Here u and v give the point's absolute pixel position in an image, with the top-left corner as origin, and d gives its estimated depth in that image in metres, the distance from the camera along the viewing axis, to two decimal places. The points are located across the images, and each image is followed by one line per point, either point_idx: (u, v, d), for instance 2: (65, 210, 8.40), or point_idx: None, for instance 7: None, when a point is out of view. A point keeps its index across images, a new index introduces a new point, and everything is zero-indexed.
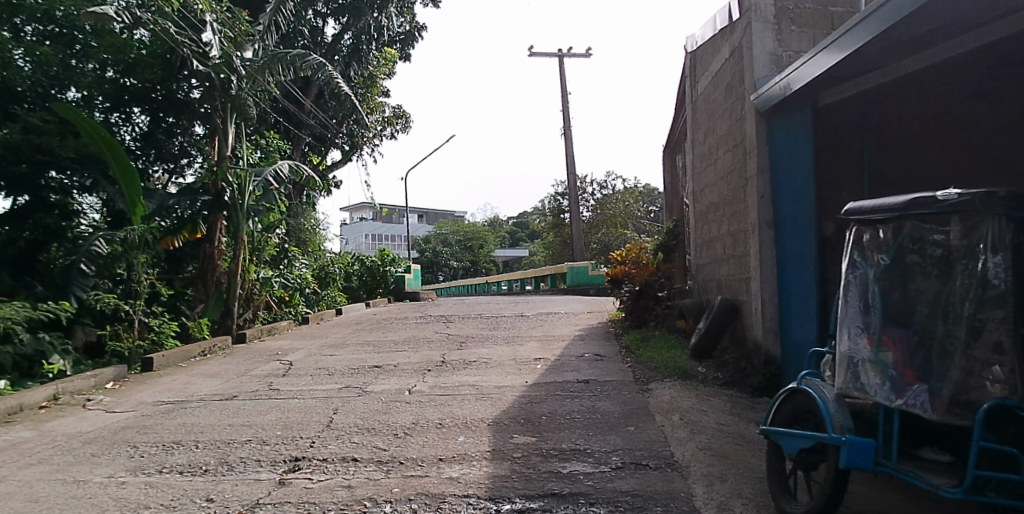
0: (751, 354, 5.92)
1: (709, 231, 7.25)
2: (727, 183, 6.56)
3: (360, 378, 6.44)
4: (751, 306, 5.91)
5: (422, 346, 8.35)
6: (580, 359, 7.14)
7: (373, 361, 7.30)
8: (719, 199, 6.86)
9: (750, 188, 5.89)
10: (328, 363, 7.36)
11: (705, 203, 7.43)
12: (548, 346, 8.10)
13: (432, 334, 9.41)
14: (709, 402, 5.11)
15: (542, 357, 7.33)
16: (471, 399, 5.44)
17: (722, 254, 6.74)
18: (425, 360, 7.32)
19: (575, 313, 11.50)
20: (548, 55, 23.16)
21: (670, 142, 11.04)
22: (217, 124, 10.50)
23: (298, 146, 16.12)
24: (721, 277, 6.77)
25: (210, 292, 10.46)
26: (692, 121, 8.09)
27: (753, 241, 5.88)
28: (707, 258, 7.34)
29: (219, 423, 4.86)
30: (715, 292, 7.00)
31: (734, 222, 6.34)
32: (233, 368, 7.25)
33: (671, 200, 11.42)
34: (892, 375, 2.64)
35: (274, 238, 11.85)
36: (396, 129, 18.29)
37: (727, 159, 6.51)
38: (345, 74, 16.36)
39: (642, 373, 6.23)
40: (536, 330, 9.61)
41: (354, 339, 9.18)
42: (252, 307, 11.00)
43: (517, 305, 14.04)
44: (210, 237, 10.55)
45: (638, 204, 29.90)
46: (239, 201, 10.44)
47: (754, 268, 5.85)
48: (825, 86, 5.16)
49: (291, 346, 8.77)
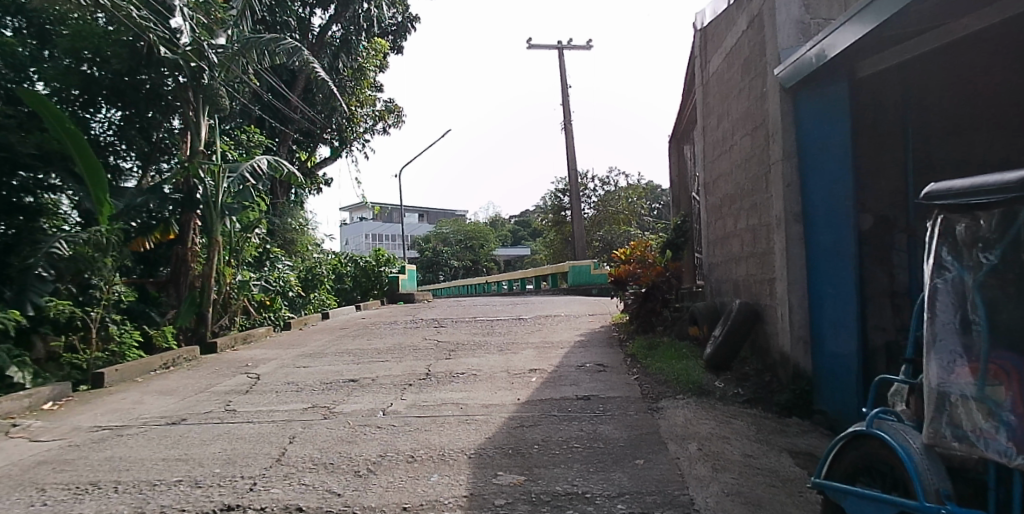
0: (775, 366, 5.17)
1: (723, 227, 6.50)
2: (745, 171, 5.80)
3: (331, 395, 5.70)
4: (775, 311, 5.15)
5: (406, 355, 7.60)
6: (579, 370, 6.39)
7: (349, 375, 6.55)
8: (734, 192, 6.10)
9: (772, 175, 5.13)
10: (300, 376, 6.62)
11: (719, 196, 6.67)
12: (544, 354, 7.34)
13: (419, 341, 8.66)
14: (731, 427, 4.36)
15: (538, 368, 6.58)
16: (452, 422, 4.68)
17: (739, 252, 5.98)
18: (407, 373, 6.57)
19: (576, 316, 10.73)
20: (547, 46, 22.34)
21: (677, 132, 10.27)
22: (190, 119, 9.74)
23: (284, 142, 15.35)
24: (738, 279, 6.01)
25: (183, 296, 9.70)
26: (701, 106, 7.34)
27: (777, 236, 5.10)
28: (721, 256, 6.59)
29: (151, 458, 4.11)
30: (731, 294, 6.24)
31: (753, 215, 5.58)
32: (193, 384, 6.52)
33: (678, 194, 10.66)
34: (1008, 422, 1.85)
35: (255, 239, 11.09)
36: (388, 124, 17.47)
37: (745, 146, 5.75)
38: (331, 65, 15.39)
39: (650, 387, 5.48)
40: (532, 335, 8.87)
41: (334, 347, 8.44)
42: (229, 313, 10.24)
43: (515, 307, 13.28)
44: (182, 237, 9.89)
45: (641, 201, 29.10)
46: (212, 196, 9.67)
47: (778, 267, 5.09)
48: (865, 56, 4.41)
49: (265, 356, 8.04)
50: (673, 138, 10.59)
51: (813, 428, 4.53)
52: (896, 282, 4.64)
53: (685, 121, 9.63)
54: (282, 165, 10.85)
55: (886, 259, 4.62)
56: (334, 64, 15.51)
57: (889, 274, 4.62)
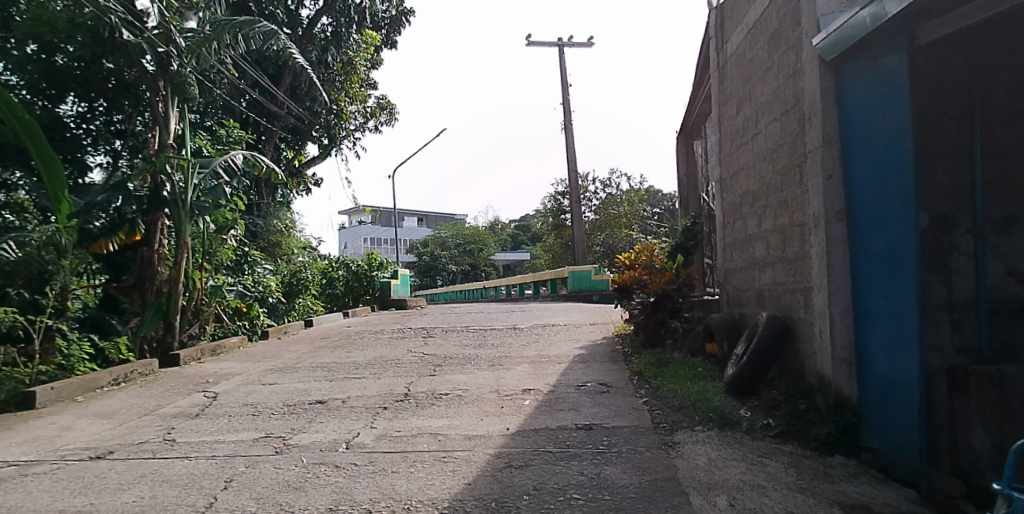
0: (811, 392, 4.36)
1: (744, 229, 5.73)
2: (772, 162, 5.03)
3: (290, 422, 4.88)
4: (812, 327, 4.35)
5: (386, 371, 6.79)
6: (580, 391, 5.59)
7: (316, 395, 5.73)
8: (758, 187, 5.33)
9: (809, 164, 4.36)
10: (262, 397, 5.79)
11: (738, 193, 5.90)
12: (540, 371, 6.51)
13: (403, 353, 7.84)
14: (766, 472, 3.55)
15: (532, 387, 5.77)
16: (425, 461, 3.87)
17: (764, 256, 5.19)
18: (383, 393, 5.75)
19: (576, 325, 9.91)
20: (546, 43, 21.61)
21: (685, 127, 9.51)
22: (158, 111, 8.93)
23: (270, 140, 14.59)
24: (763, 288, 5.23)
25: (147, 303, 8.83)
26: (716, 93, 6.59)
27: (814, 237, 4.33)
28: (741, 262, 5.82)
29: (47, 509, 3.31)
30: (754, 304, 5.46)
31: (782, 213, 4.81)
32: (139, 405, 5.71)
33: (687, 194, 9.89)
34: None
35: (231, 241, 10.31)
36: (379, 121, 16.68)
37: (772, 133, 4.99)
38: (320, 58, 14.55)
39: (663, 415, 4.68)
40: (528, 348, 8.05)
41: (309, 361, 7.63)
42: (199, 322, 9.42)
43: (510, 315, 12.50)
44: (148, 238, 9.06)
45: (643, 206, 28.32)
46: (180, 194, 8.88)
47: (815, 275, 4.30)
48: (927, 17, 3.60)
49: (231, 370, 7.23)
50: (681, 133, 9.82)
51: (864, 471, 3.73)
52: (954, 293, 3.71)
53: (695, 114, 8.86)
54: (259, 162, 10.09)
55: (943, 263, 3.71)
56: (323, 58, 14.68)
57: (945, 283, 3.70)
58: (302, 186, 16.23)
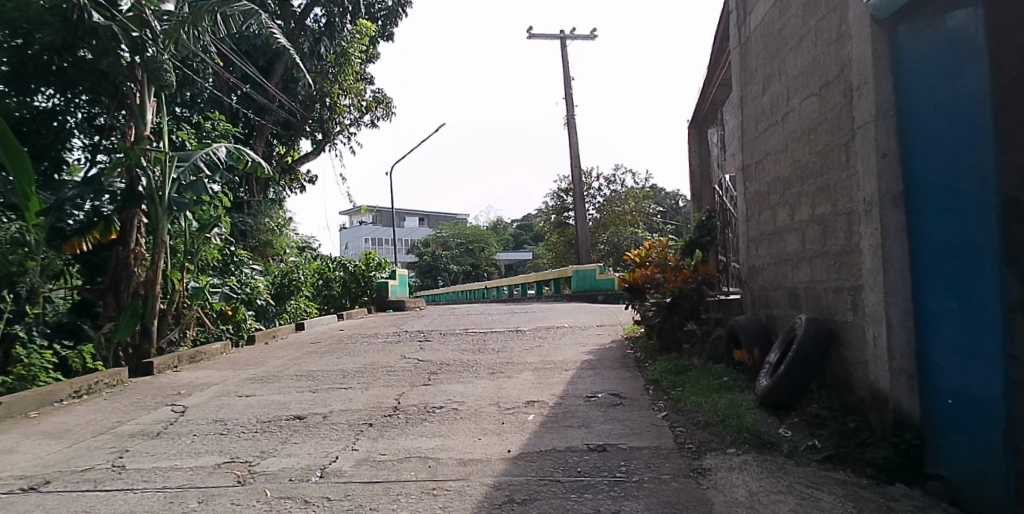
0: (862, 408, 3.75)
1: (772, 220, 5.12)
2: (809, 144, 4.40)
3: (260, 444, 4.27)
4: (862, 333, 3.73)
5: (376, 380, 6.18)
6: (590, 403, 4.97)
7: (295, 409, 5.12)
8: (790, 172, 4.73)
9: (857, 142, 3.75)
10: (233, 412, 5.18)
11: (764, 180, 5.31)
12: (545, 380, 5.90)
13: (396, 360, 7.23)
14: (821, 508, 2.93)
15: (536, 400, 5.15)
16: (411, 495, 3.26)
17: (799, 251, 4.58)
18: (369, 405, 5.14)
19: (583, 328, 9.28)
20: (549, 36, 20.99)
21: (697, 116, 8.91)
22: (133, 102, 8.38)
23: (261, 135, 14.06)
24: (797, 286, 4.62)
25: (123, 306, 8.19)
26: (737, 72, 6.01)
27: (867, 228, 3.69)
28: (768, 258, 5.22)
29: None
30: (787, 304, 4.83)
31: (823, 201, 4.21)
32: (98, 421, 5.11)
33: (700, 188, 9.31)
34: None
35: (216, 240, 9.75)
36: (375, 116, 16.01)
37: (809, 110, 4.40)
38: (312, 50, 13.84)
39: (687, 434, 4.06)
40: (531, 353, 7.43)
41: (293, 368, 7.03)
42: (178, 326, 8.81)
43: (512, 316, 11.88)
44: (124, 237, 8.41)
45: (647, 203, 27.70)
46: (157, 189, 8.32)
47: (866, 271, 3.69)
48: None
49: (207, 379, 6.62)
50: (693, 122, 9.21)
51: (934, 504, 3.11)
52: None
53: (708, 101, 8.26)
54: (244, 155, 9.50)
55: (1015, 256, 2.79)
56: (315, 49, 14.01)
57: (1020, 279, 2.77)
58: (295, 183, 15.81)
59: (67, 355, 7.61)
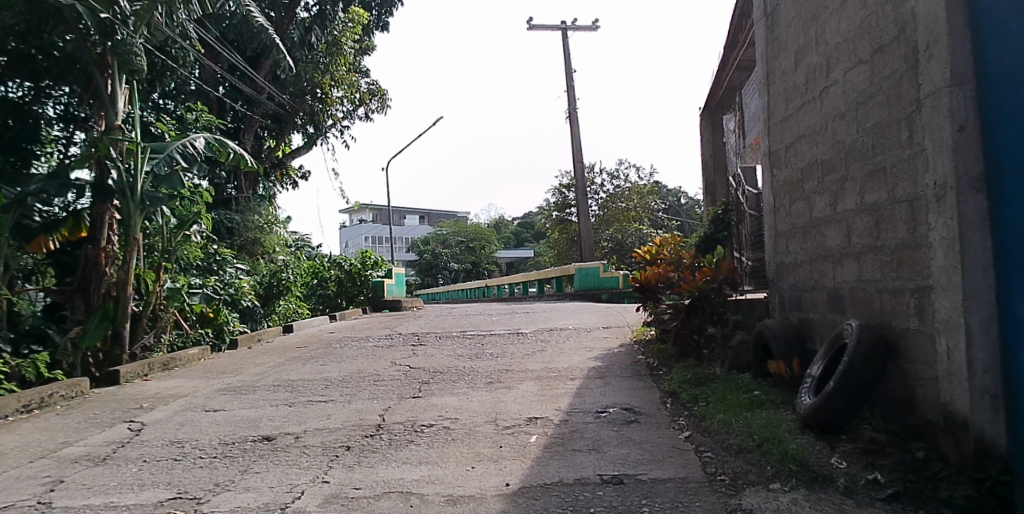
0: (931, 434, 3.11)
1: (808, 210, 4.50)
2: (858, 120, 3.76)
3: (216, 473, 3.65)
4: (930, 343, 3.10)
5: (361, 391, 5.56)
6: (601, 421, 4.35)
7: (264, 429, 4.50)
8: (832, 155, 4.11)
9: (923, 113, 3.12)
10: (195, 432, 4.56)
11: (797, 166, 4.69)
12: (549, 392, 5.28)
13: (385, 368, 6.60)
14: None
15: (540, 416, 4.53)
16: None
17: (843, 246, 3.96)
18: (349, 424, 4.51)
19: (588, 330, 8.65)
20: (550, 27, 20.32)
21: (710, 103, 8.26)
22: (103, 91, 7.70)
23: (250, 127, 13.44)
24: (841, 286, 4.00)
25: (91, 309, 7.57)
26: (763, 46, 5.38)
27: (935, 217, 3.05)
28: (802, 253, 4.60)
29: None
30: (828, 307, 4.20)
31: (876, 187, 3.57)
32: (39, 443, 4.49)
33: (713, 179, 8.72)
34: None
35: (196, 237, 9.16)
36: (369, 109, 15.35)
37: (857, 82, 3.77)
38: (303, 39, 13.27)
39: (719, 463, 3.43)
40: (533, 359, 6.79)
41: (273, 377, 6.41)
42: (154, 329, 8.17)
43: (513, 317, 11.25)
44: (94, 235, 7.83)
45: (652, 199, 27.02)
46: (129, 183, 7.67)
47: (935, 268, 3.05)
48: None
49: (175, 391, 6.00)
50: (706, 109, 8.56)
51: None
52: None
53: (724, 86, 7.62)
54: (225, 147, 8.85)
55: None
56: (306, 39, 13.42)
57: None
58: (287, 179, 15.18)
59: (21, 365, 6.86)
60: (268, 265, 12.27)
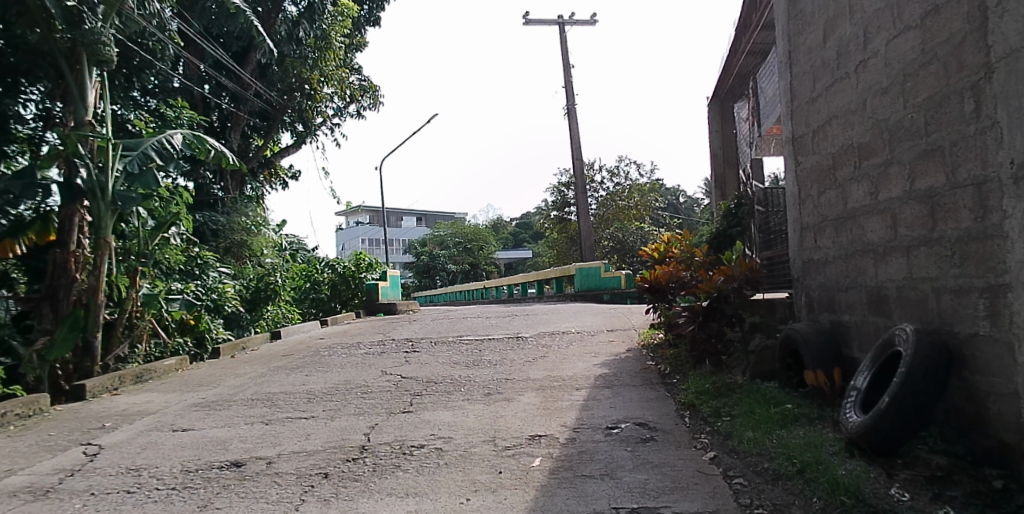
0: (1012, 460, 2.60)
1: (843, 200, 4.02)
2: (907, 93, 3.26)
3: (170, 511, 3.15)
4: (1005, 353, 2.59)
5: (346, 405, 5.06)
6: (613, 440, 3.85)
7: (234, 453, 3.99)
8: (872, 136, 3.62)
9: (994, 80, 2.60)
10: (157, 457, 4.05)
11: (828, 151, 4.21)
12: (553, 404, 4.78)
13: (375, 378, 6.09)
14: None
15: (545, 434, 4.03)
16: None
17: (888, 238, 3.48)
18: (328, 445, 4.01)
19: (593, 333, 8.14)
20: (546, 22, 19.81)
21: (719, 91, 7.80)
22: (71, 84, 7.17)
23: (236, 126, 12.95)
24: (886, 284, 3.52)
25: (60, 317, 7.01)
26: (784, 21, 4.90)
27: (1011, 203, 2.53)
28: (835, 248, 4.12)
29: None
30: (869, 308, 3.70)
31: (931, 169, 3.08)
32: None
33: (722, 173, 8.28)
34: None
35: (176, 240, 8.67)
36: (361, 106, 14.85)
37: (903, 50, 3.27)
38: (289, 33, 12.57)
39: (754, 493, 2.93)
40: (535, 366, 6.29)
41: (252, 390, 5.89)
42: (129, 339, 7.64)
43: (512, 320, 10.74)
44: (63, 238, 7.26)
45: (653, 196, 26.51)
46: (99, 182, 7.16)
47: (1012, 264, 2.54)
48: None
49: (144, 407, 5.48)
50: (715, 98, 8.10)
51: None
52: None
53: (734, 73, 7.17)
54: (204, 144, 8.35)
55: None
56: (293, 33, 12.67)
57: None
58: (276, 178, 14.87)
59: None
60: (257, 268, 11.77)
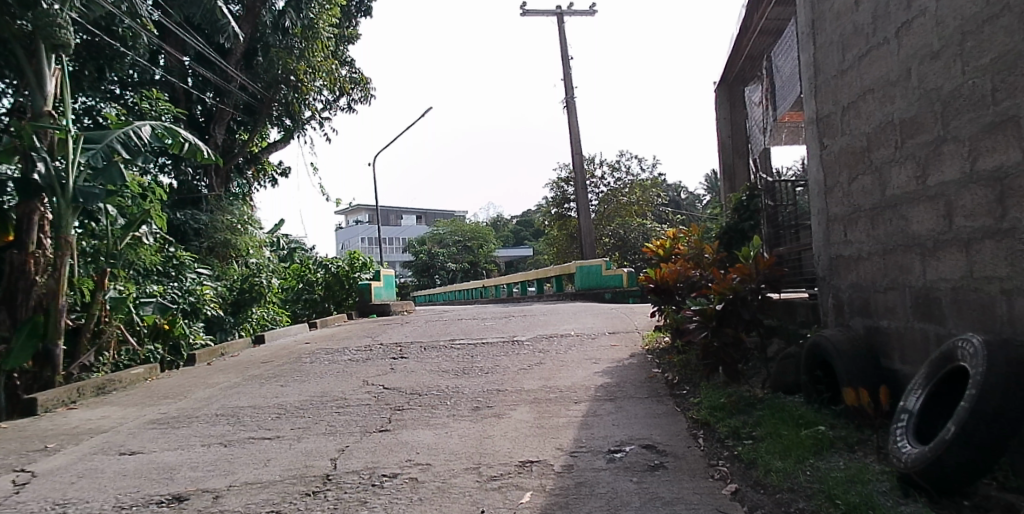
0: None
1: (880, 187, 3.47)
2: (967, 54, 2.71)
3: None
4: None
5: (318, 422, 4.52)
6: (616, 468, 3.30)
7: (178, 484, 3.46)
8: (920, 109, 3.07)
9: None
10: (91, 488, 3.51)
11: (860, 131, 3.67)
12: (548, 421, 4.24)
13: (355, 389, 5.56)
14: None
15: (538, 460, 3.48)
16: None
17: (941, 230, 2.93)
18: (288, 474, 3.47)
19: (594, 337, 7.61)
20: (544, 12, 19.24)
21: (727, 75, 7.34)
22: (27, 71, 6.63)
23: (220, 120, 12.43)
24: (938, 285, 2.98)
25: (18, 322, 6.49)
26: None
27: None
28: (870, 243, 3.58)
29: None
30: (918, 313, 3.15)
31: (999, 144, 2.53)
32: None
33: (733, 164, 7.86)
34: None
35: (151, 240, 8.12)
36: (352, 99, 14.31)
37: (962, 3, 2.73)
38: (274, 23, 12.21)
39: None
40: (530, 375, 5.74)
41: (218, 403, 5.36)
42: (96, 346, 7.09)
43: (509, 321, 10.20)
44: (20, 238, 6.69)
45: (655, 191, 25.97)
46: (58, 177, 6.59)
47: None
48: None
49: (97, 424, 4.95)
50: (723, 84, 7.66)
51: None
52: None
53: (744, 54, 6.66)
54: (175, 135, 7.86)
55: None
56: (279, 22, 12.27)
57: None
58: (264, 175, 14.42)
59: None
60: (252, 266, 11.25)
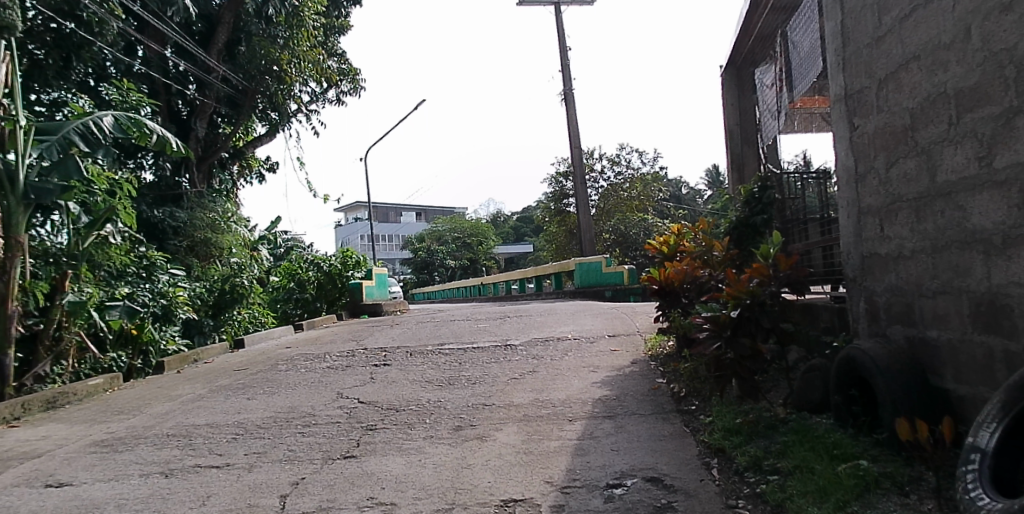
0: None
1: (929, 170, 2.91)
2: None
3: None
4: None
5: (278, 446, 3.98)
6: (615, 510, 2.75)
7: None
8: (985, 74, 2.51)
9: None
10: None
11: (903, 106, 3.10)
12: (537, 445, 3.69)
13: (327, 403, 5.02)
14: None
15: (522, 499, 2.93)
16: None
17: (1014, 223, 2.37)
18: None
19: (592, 340, 7.06)
20: (540, 2, 18.65)
21: (735, 56, 6.79)
22: None
23: (202, 113, 11.86)
24: (1009, 290, 2.42)
25: None
26: None
27: None
28: (915, 239, 3.03)
29: None
30: (982, 323, 2.59)
31: None
32: None
33: (742, 153, 7.30)
34: None
35: (117, 238, 7.51)
36: (340, 91, 13.76)
37: None
38: (258, 10, 11.56)
39: None
40: (521, 386, 5.19)
41: (174, 421, 4.82)
42: (55, 354, 6.57)
43: (504, 323, 9.66)
44: None
45: (656, 186, 25.38)
46: (8, 170, 6.06)
47: None
48: None
49: (33, 447, 4.41)
50: (729, 66, 7.11)
51: None
52: None
53: (753, 32, 6.07)
54: (141, 127, 7.29)
55: None
56: (262, 10, 11.63)
57: None
58: (249, 171, 13.88)
59: None
60: (237, 267, 10.40)
